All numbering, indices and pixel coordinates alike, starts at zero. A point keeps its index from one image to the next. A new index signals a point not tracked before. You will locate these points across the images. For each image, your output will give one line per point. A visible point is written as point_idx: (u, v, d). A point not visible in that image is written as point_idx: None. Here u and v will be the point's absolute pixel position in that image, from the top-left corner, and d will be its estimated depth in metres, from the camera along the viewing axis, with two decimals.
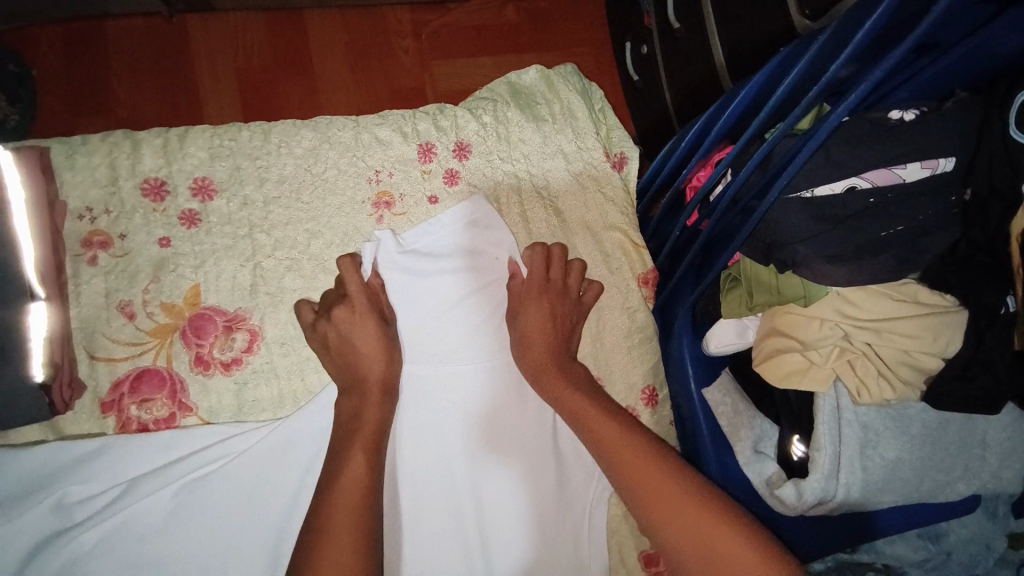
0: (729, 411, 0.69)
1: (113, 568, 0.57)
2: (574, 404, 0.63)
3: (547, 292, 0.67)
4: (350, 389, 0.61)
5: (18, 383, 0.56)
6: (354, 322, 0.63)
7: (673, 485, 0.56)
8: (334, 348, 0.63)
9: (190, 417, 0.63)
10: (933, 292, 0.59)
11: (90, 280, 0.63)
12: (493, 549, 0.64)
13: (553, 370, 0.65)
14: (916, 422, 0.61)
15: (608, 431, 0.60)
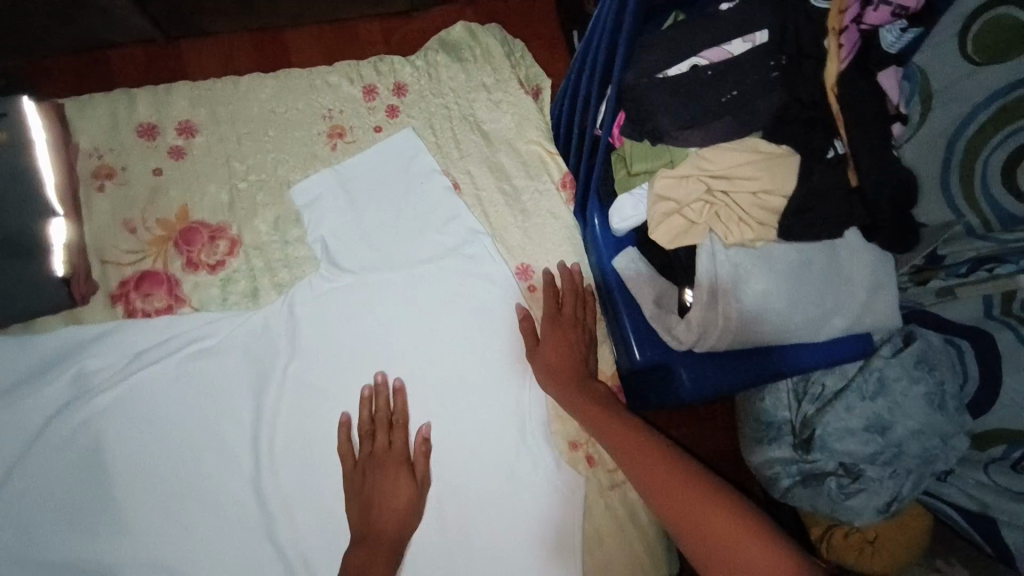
0: (633, 275, 0.81)
1: (123, 422, 0.71)
2: (585, 405, 0.75)
3: (541, 342, 0.80)
4: (363, 537, 0.70)
5: (45, 276, 0.70)
6: (392, 473, 0.73)
7: (671, 470, 0.65)
8: (365, 487, 0.72)
9: (185, 307, 0.76)
10: (772, 143, 0.71)
11: (99, 203, 0.78)
12: (484, 459, 0.79)
13: (568, 381, 0.77)
14: (780, 260, 0.75)
15: (603, 419, 0.73)
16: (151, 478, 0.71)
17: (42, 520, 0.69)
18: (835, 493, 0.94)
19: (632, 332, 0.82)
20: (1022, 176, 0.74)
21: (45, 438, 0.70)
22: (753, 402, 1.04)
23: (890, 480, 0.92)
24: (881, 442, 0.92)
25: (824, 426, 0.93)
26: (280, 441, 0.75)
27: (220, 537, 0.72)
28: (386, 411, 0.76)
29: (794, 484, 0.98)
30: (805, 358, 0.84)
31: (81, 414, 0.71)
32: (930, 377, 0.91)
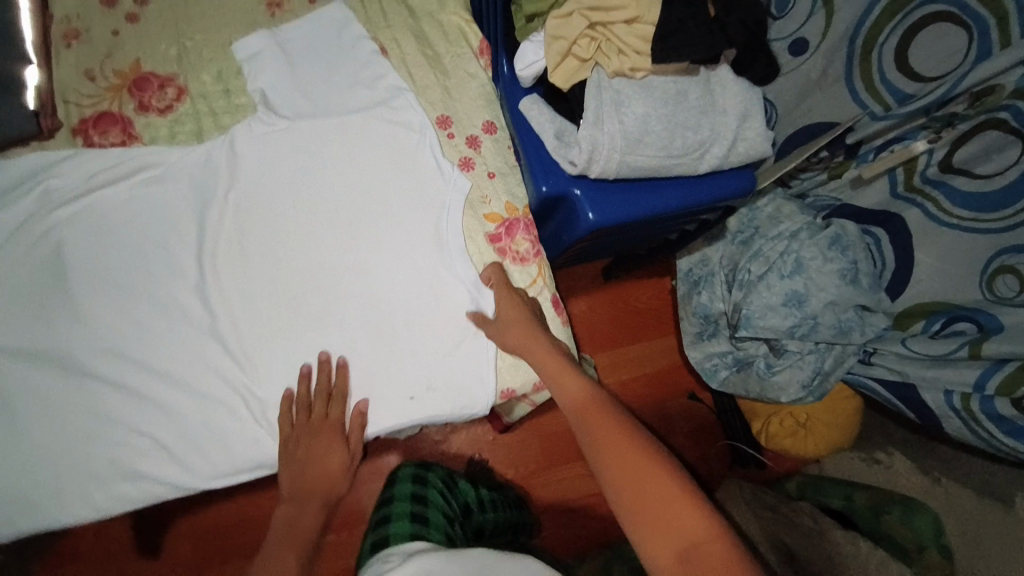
0: (536, 114, 0.92)
1: (84, 233, 0.82)
2: (529, 338, 0.84)
3: (521, 298, 0.90)
4: (297, 494, 0.79)
5: (18, 107, 0.81)
6: (325, 442, 0.82)
7: (614, 422, 0.72)
8: (303, 455, 0.81)
9: (137, 143, 0.87)
10: None
11: (66, 57, 0.89)
12: (421, 340, 0.89)
13: (532, 336, 0.85)
14: (658, 88, 0.87)
15: (556, 364, 0.81)
16: (107, 281, 0.82)
17: (16, 319, 0.80)
18: (764, 370, 1.32)
19: (539, 167, 0.93)
20: (911, 59, 0.99)
21: (13, 244, 0.80)
22: (694, 297, 1.40)
23: (812, 356, 1.27)
24: (799, 314, 1.22)
25: (749, 306, 1.24)
26: (223, 258, 0.85)
27: (171, 333, 0.83)
28: (325, 382, 0.84)
29: (730, 370, 1.38)
30: (692, 192, 0.94)
31: (45, 225, 0.81)
32: (847, 260, 1.19)
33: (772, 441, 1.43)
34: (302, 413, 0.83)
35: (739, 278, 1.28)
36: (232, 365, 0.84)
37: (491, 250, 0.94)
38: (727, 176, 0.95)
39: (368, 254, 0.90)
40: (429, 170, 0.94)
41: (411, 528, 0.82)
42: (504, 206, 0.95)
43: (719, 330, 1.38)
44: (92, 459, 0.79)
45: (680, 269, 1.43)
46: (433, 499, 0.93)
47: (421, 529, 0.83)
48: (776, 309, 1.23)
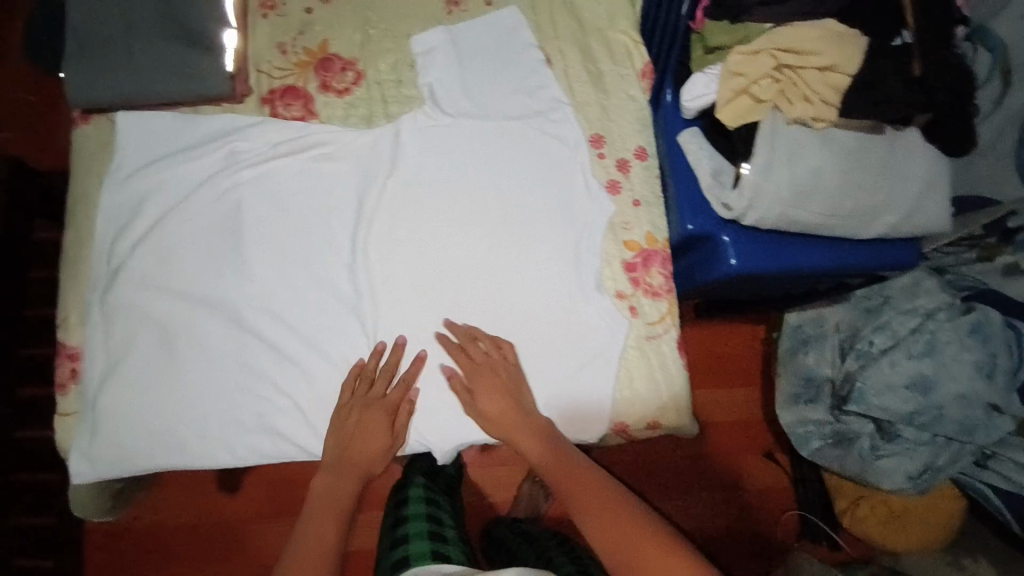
0: (695, 148, 0.90)
1: (257, 195, 0.87)
2: (512, 421, 0.83)
3: (502, 368, 0.86)
4: (337, 465, 0.81)
5: (216, 68, 0.87)
6: (377, 417, 0.83)
7: (619, 516, 0.71)
8: (353, 428, 0.82)
9: (314, 120, 0.93)
10: (841, 26, 0.80)
11: (261, 27, 0.94)
12: (544, 354, 0.89)
13: (520, 424, 0.83)
14: (837, 141, 0.83)
15: (547, 453, 0.82)
16: (269, 243, 0.87)
17: (183, 262, 0.84)
18: (867, 452, 1.19)
19: (689, 204, 0.91)
20: None
21: (196, 194, 0.85)
22: (798, 357, 1.27)
23: (925, 449, 1.15)
24: (921, 402, 1.12)
25: (866, 379, 1.16)
26: (374, 239, 0.89)
27: (318, 302, 0.87)
28: (468, 348, 0.87)
29: (824, 442, 1.23)
30: (846, 256, 0.90)
31: (228, 181, 0.87)
32: (985, 353, 1.10)
33: (854, 524, 1.32)
34: (360, 386, 0.84)
35: (857, 347, 1.20)
36: (368, 342, 0.87)
37: (625, 277, 0.93)
38: (887, 247, 0.91)
39: (505, 260, 0.91)
40: (577, 187, 0.95)
41: (430, 547, 0.78)
42: (644, 235, 0.95)
43: (822, 396, 1.24)
44: (228, 405, 0.82)
45: (787, 323, 1.31)
46: (447, 512, 0.91)
47: (438, 547, 0.78)
48: (896, 389, 1.14)
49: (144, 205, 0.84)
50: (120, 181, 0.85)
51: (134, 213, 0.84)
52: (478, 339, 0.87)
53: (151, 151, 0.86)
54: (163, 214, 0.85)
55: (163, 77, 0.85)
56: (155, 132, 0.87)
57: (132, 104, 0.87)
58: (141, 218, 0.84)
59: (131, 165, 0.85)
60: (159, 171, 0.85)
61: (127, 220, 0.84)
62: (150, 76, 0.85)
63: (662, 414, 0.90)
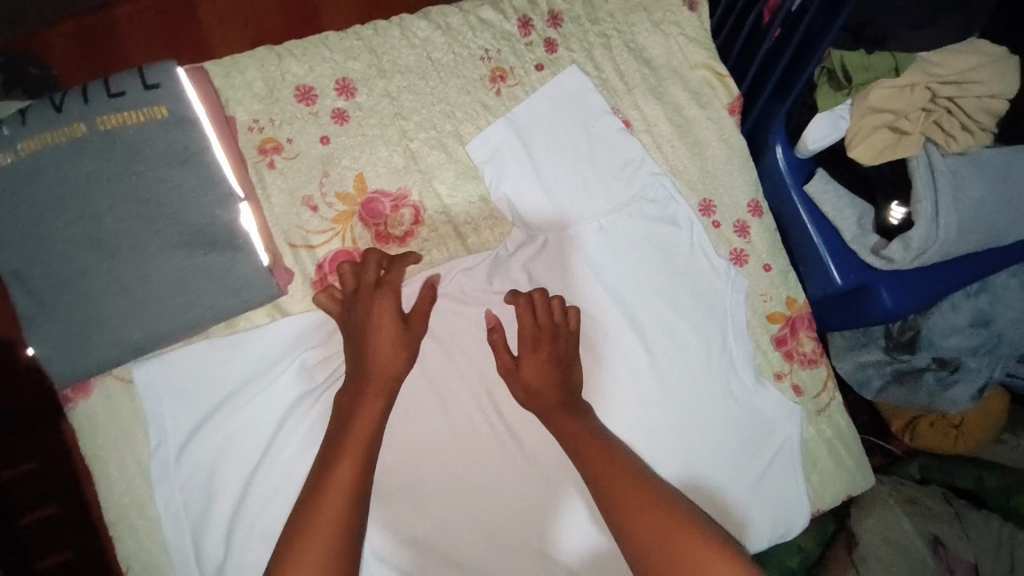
0: (831, 198, 0.79)
1: None
2: (550, 395, 0.67)
3: (551, 339, 0.69)
4: (358, 374, 0.63)
5: (251, 266, 0.64)
6: (383, 302, 0.64)
7: (687, 534, 0.55)
8: (358, 320, 0.64)
9: None
10: (994, 45, 0.71)
11: (274, 182, 0.70)
12: (730, 475, 0.76)
13: (553, 403, 0.67)
14: (991, 164, 0.73)
15: (595, 448, 0.63)
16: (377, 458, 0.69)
17: None
18: (932, 387, 0.92)
19: (826, 251, 0.81)
20: None
21: (278, 444, 0.65)
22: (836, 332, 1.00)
23: (986, 368, 0.90)
24: (985, 337, 0.88)
25: (931, 326, 0.87)
26: (511, 418, 0.72)
27: (463, 504, 0.69)
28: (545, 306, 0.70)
29: (885, 384, 0.96)
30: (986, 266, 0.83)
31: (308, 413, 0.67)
32: None
33: (915, 439, 1.02)
34: (346, 280, 0.66)
35: None
36: (544, 535, 0.69)
37: (777, 355, 0.81)
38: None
39: (653, 383, 0.76)
40: (703, 266, 0.79)
41: None
42: (786, 303, 0.82)
43: (875, 340, 0.96)
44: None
45: None
46: None
47: None
48: (964, 328, 0.87)
49: (216, 480, 0.64)
50: (169, 467, 0.64)
51: (208, 495, 0.64)
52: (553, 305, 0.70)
53: (197, 405, 0.65)
54: (245, 481, 0.65)
55: (183, 302, 0.62)
56: (191, 379, 0.65)
57: (148, 351, 0.63)
58: (219, 501, 0.64)
59: (183, 431, 0.65)
60: (219, 429, 0.65)
61: (202, 508, 0.64)
62: (164, 307, 0.62)
63: (851, 482, 0.82)
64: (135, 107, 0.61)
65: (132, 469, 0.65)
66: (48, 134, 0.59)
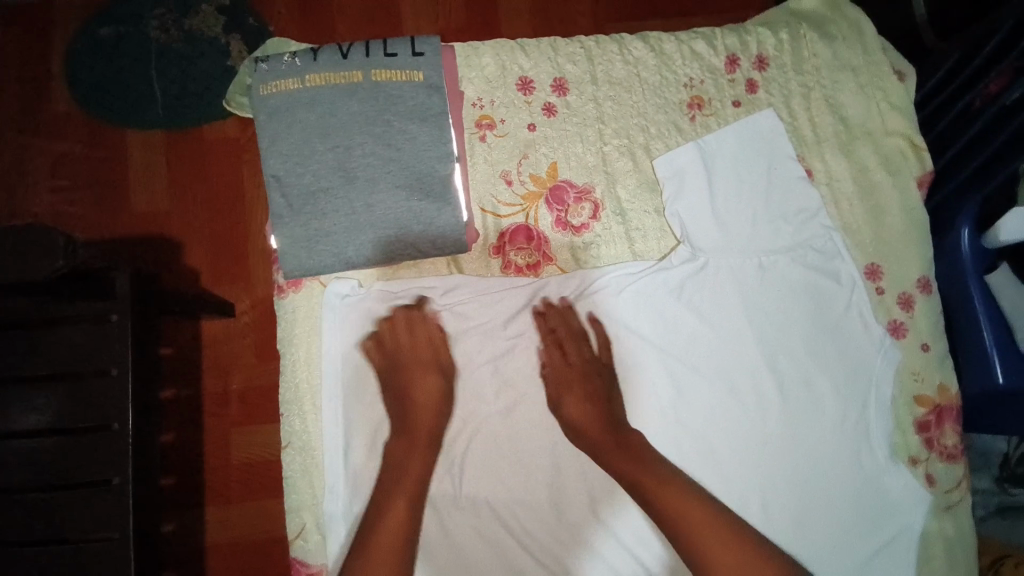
0: (1012, 292, 0.77)
1: (498, 371, 0.75)
2: (588, 422, 0.74)
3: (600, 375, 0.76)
4: (406, 431, 0.72)
5: (451, 219, 0.74)
6: (421, 370, 0.74)
7: None
8: (397, 385, 0.74)
9: (550, 265, 0.78)
10: None
11: (482, 153, 0.80)
12: (834, 537, 0.74)
13: (597, 432, 0.74)
14: None
15: (679, 502, 0.72)
16: (510, 417, 0.74)
17: (426, 458, 0.72)
18: None
19: (994, 347, 0.78)
20: None
21: (426, 373, 0.74)
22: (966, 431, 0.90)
23: None
24: None
25: None
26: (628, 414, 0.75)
27: (574, 483, 0.73)
28: (564, 328, 0.76)
29: (988, 516, 0.86)
30: None
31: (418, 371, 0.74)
32: None
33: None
34: (392, 338, 0.74)
35: None
36: (638, 532, 0.72)
37: (917, 439, 0.78)
38: None
39: (773, 425, 0.76)
40: (853, 328, 0.79)
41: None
42: (937, 388, 0.79)
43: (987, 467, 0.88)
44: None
45: None
46: None
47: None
48: None
49: (369, 389, 0.73)
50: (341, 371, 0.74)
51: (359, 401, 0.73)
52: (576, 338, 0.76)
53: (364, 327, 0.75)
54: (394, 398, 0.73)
55: (392, 235, 0.73)
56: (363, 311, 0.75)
57: (348, 266, 0.73)
58: (369, 409, 0.73)
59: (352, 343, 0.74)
60: (376, 350, 0.74)
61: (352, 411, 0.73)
62: (376, 235, 0.73)
63: None
64: (401, 68, 0.73)
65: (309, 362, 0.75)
66: (330, 73, 0.72)
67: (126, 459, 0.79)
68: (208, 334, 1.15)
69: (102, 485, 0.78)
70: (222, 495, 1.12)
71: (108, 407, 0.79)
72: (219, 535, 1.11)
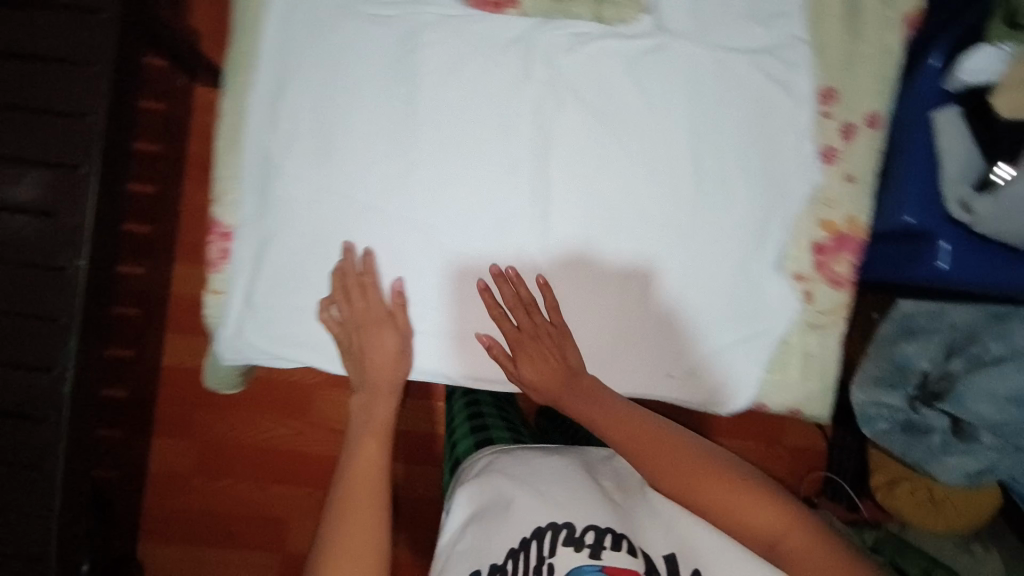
0: (949, 135, 0.78)
1: (435, 97, 0.77)
2: (548, 374, 0.80)
3: (552, 328, 0.80)
4: (355, 437, 0.78)
5: None
6: (374, 330, 0.79)
7: (664, 443, 0.71)
8: (355, 347, 0.80)
9: (511, 7, 0.78)
10: None
11: None
12: (691, 325, 0.82)
13: (562, 383, 0.79)
14: None
15: (590, 414, 0.76)
16: (435, 153, 0.78)
17: (342, 157, 0.76)
18: (937, 445, 1.08)
19: (915, 187, 0.81)
20: None
21: (359, 80, 0.76)
22: (897, 344, 1.12)
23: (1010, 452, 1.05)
24: (1011, 415, 1.04)
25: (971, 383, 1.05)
26: (541, 167, 0.79)
27: (487, 217, 0.80)
28: (517, 298, 0.80)
29: (891, 426, 1.10)
30: None
31: (359, 49, 0.76)
32: None
33: (887, 497, 1.26)
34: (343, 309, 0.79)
35: (972, 351, 1.07)
36: (527, 272, 0.81)
37: (810, 259, 0.84)
38: None
39: (672, 218, 0.81)
40: (783, 144, 0.82)
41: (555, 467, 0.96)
42: (846, 218, 0.83)
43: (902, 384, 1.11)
44: (370, 303, 0.79)
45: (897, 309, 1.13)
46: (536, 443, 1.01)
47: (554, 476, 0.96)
48: (995, 397, 1.04)
49: (297, 76, 0.75)
50: (284, 53, 0.76)
51: (283, 88, 0.76)
52: (528, 304, 0.80)
53: (314, 22, 0.76)
54: (330, 93, 0.76)
55: None
56: (314, 8, 0.76)
57: None
58: (294, 98, 0.75)
59: (296, 33, 0.75)
60: (322, 39, 0.75)
61: (278, 95, 0.76)
62: None
63: (805, 401, 0.86)
64: None
65: (252, 49, 0.76)
66: None
67: (91, 148, 0.78)
68: (201, 101, 1.30)
69: (62, 167, 0.78)
70: (191, 254, 1.32)
71: (79, 94, 0.78)
72: (179, 288, 1.32)
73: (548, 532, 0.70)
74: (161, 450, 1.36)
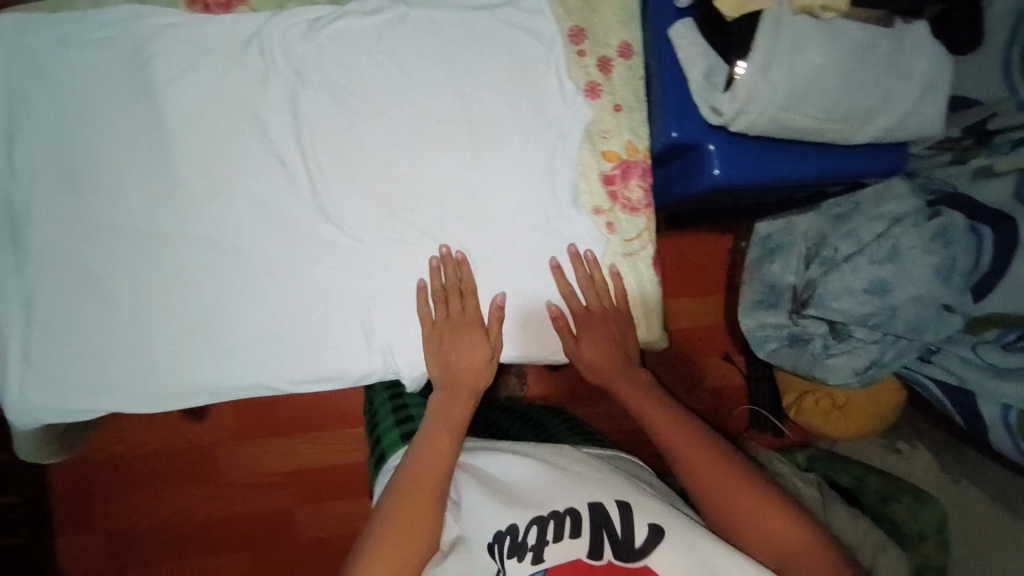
0: (686, 44, 0.81)
1: (182, 110, 0.76)
2: (605, 361, 0.80)
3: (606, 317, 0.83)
4: (450, 382, 0.76)
5: None
6: (466, 334, 0.78)
7: (699, 438, 0.67)
8: (444, 345, 0.78)
9: (242, 8, 0.78)
10: None
11: None
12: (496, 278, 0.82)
13: (614, 368, 0.80)
14: (814, 40, 0.76)
15: (631, 391, 0.77)
16: (196, 164, 0.76)
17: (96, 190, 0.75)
18: (818, 352, 1.07)
19: (672, 104, 0.85)
20: None
21: (95, 109, 0.74)
22: (762, 266, 1.14)
23: (878, 346, 1.03)
24: (874, 304, 0.99)
25: (828, 284, 1.02)
26: (310, 156, 0.78)
27: (266, 219, 0.78)
28: (589, 280, 0.83)
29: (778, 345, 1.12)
30: (824, 165, 0.87)
31: (85, 79, 0.74)
32: (934, 226, 0.97)
33: (800, 415, 1.19)
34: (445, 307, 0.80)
35: (822, 254, 1.05)
36: (320, 263, 0.79)
37: (601, 191, 0.85)
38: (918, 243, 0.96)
39: (454, 180, 0.81)
40: (545, 87, 0.84)
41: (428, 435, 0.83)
42: (623, 145, 0.86)
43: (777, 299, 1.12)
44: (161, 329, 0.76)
45: (755, 232, 1.17)
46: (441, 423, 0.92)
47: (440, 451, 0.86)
48: (854, 293, 1.00)
49: (31, 117, 0.73)
50: (12, 99, 0.74)
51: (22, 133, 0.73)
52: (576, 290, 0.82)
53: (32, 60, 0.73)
54: (74, 127, 0.74)
55: None
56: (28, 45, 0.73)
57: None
58: (34, 142, 0.74)
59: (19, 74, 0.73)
60: (45, 75, 0.73)
61: (15, 140, 0.73)
62: None
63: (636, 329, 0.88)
64: None
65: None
66: None
67: None
68: None
69: None
70: None
71: None
72: None
73: (568, 515, 0.58)
74: (74, 546, 1.25)
